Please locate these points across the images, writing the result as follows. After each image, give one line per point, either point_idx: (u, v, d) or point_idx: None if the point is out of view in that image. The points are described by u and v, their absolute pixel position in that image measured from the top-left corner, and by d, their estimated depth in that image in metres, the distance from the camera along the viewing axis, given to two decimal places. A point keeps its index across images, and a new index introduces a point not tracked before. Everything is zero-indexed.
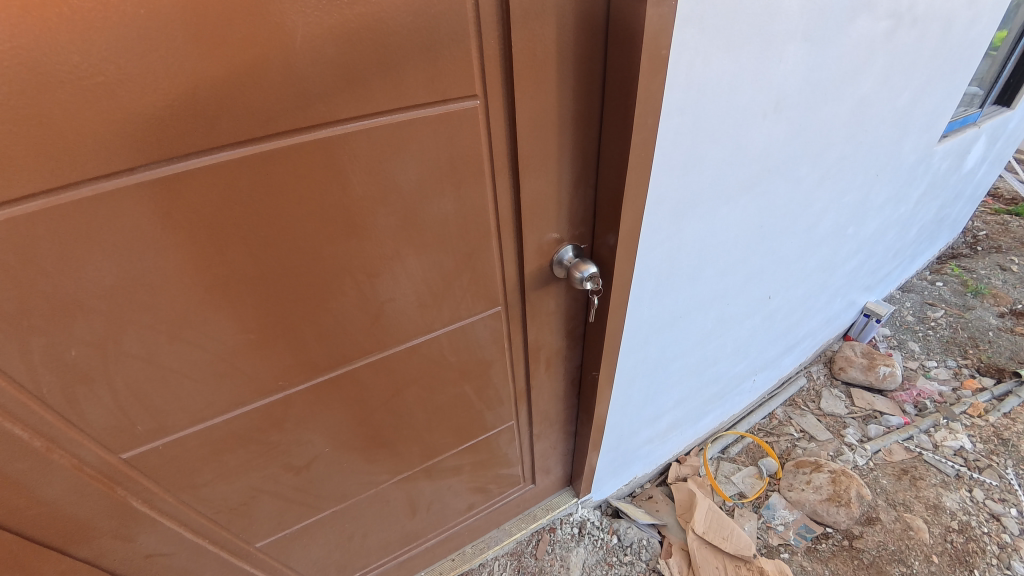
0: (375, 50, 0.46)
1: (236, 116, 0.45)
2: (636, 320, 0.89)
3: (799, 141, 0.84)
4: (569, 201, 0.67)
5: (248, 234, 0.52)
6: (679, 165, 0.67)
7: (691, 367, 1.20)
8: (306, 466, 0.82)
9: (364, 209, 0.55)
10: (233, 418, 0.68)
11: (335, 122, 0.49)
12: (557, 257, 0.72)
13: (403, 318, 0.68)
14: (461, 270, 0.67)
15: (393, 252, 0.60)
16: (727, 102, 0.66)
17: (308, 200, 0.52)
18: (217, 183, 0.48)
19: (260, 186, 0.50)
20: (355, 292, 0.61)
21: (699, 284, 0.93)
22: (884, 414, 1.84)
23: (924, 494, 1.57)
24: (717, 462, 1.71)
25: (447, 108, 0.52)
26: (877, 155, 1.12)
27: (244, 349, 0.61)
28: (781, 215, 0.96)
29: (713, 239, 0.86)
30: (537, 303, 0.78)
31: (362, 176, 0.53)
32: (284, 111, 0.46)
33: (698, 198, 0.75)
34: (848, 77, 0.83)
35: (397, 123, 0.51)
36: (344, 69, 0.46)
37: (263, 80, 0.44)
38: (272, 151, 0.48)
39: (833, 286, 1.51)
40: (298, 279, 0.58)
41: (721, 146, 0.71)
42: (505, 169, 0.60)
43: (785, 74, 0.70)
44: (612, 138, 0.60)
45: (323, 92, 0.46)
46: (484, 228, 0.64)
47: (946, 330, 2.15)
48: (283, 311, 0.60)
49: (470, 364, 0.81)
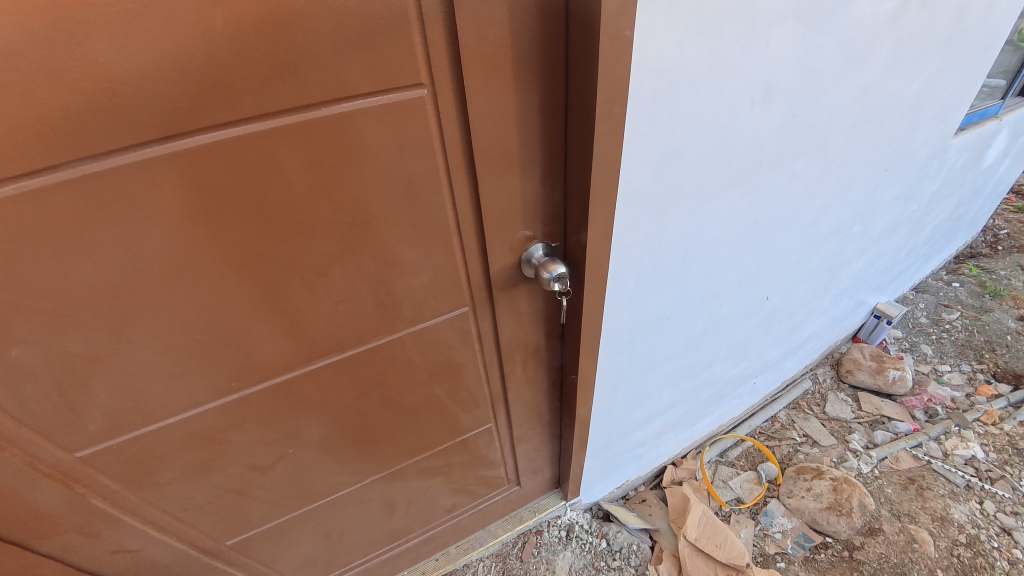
0: (307, 38, 0.42)
1: (160, 108, 0.42)
2: (617, 322, 0.85)
3: (794, 131, 0.79)
4: (535, 197, 0.63)
5: (186, 232, 0.50)
6: (654, 159, 0.63)
7: (683, 369, 1.15)
8: (272, 465, 0.80)
9: (310, 206, 0.52)
10: (192, 418, 0.66)
11: (271, 114, 0.46)
12: (526, 255, 0.69)
13: (364, 319, 0.65)
14: (423, 269, 0.64)
15: (345, 250, 0.57)
16: (708, 91, 0.61)
17: (249, 196, 0.50)
18: (146, 179, 0.45)
19: (194, 182, 0.47)
20: (307, 291, 0.59)
21: (686, 283, 0.89)
22: (893, 419, 1.77)
23: (931, 504, 1.51)
24: (715, 465, 1.67)
25: (394, 99, 0.49)
26: (884, 148, 1.06)
27: (193, 350, 0.59)
28: (777, 211, 0.91)
29: (699, 237, 0.81)
30: (508, 303, 0.75)
31: (306, 171, 0.50)
32: (213, 104, 0.43)
33: (679, 193, 0.71)
34: (849, 63, 0.77)
35: (339, 116, 0.48)
36: (273, 58, 0.42)
37: (186, 70, 0.41)
38: (205, 145, 0.45)
39: (839, 285, 1.45)
40: (245, 279, 0.55)
41: (704, 138, 0.66)
42: (462, 164, 0.56)
43: (775, 60, 0.65)
44: (577, 131, 0.56)
45: (253, 83, 0.43)
46: (445, 226, 0.61)
47: (961, 333, 2.06)
48: (232, 311, 0.57)
49: (439, 365, 0.79)
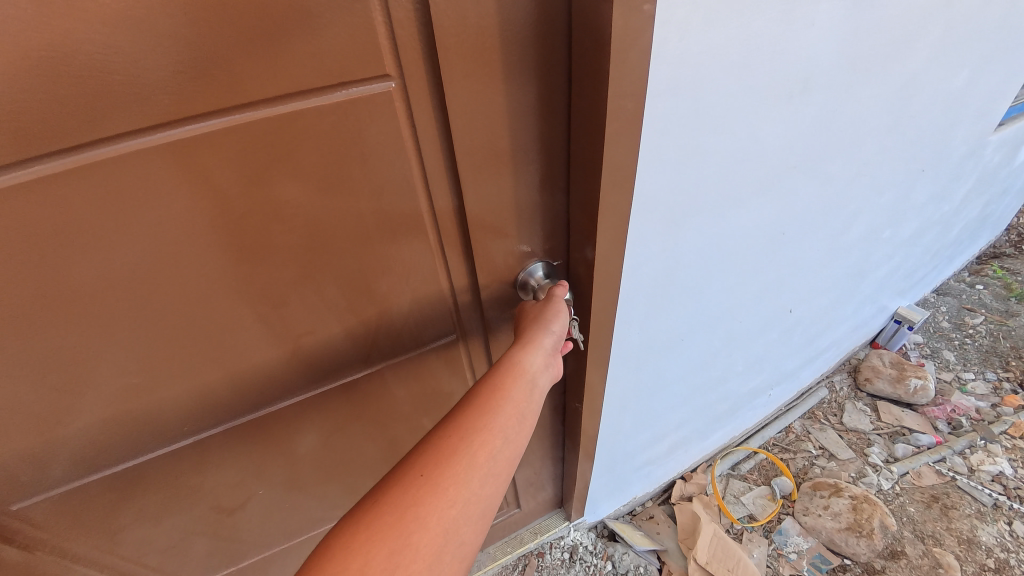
0: (238, 18, 0.34)
1: (55, 109, 0.34)
2: (626, 343, 0.76)
3: (831, 129, 0.69)
4: (531, 210, 0.55)
5: (110, 260, 0.41)
6: (673, 163, 0.54)
7: (696, 386, 1.06)
8: (242, 502, 0.72)
9: (261, 222, 0.44)
10: (143, 462, 0.58)
11: (200, 117, 0.37)
12: (525, 273, 0.60)
13: (336, 344, 0.57)
14: (400, 292, 0.56)
15: (305, 278, 0.50)
16: (739, 81, 0.51)
17: (184, 214, 0.41)
18: (49, 199, 0.37)
19: (113, 200, 0.39)
20: (260, 325, 0.51)
21: (703, 299, 0.80)
22: (914, 431, 1.68)
23: (956, 525, 1.42)
24: (727, 479, 1.58)
25: (354, 94, 0.41)
26: (923, 146, 0.95)
27: (133, 396, 0.51)
28: (806, 218, 0.81)
29: (720, 250, 0.72)
30: (502, 327, 0.66)
31: (248, 189, 0.42)
32: (125, 105, 0.35)
33: (700, 202, 0.61)
34: (896, 50, 0.67)
35: (286, 117, 0.40)
36: (196, 45, 0.34)
37: (86, 62, 0.33)
38: (119, 158, 0.37)
39: (863, 291, 1.35)
40: (185, 315, 0.47)
41: (732, 137, 0.56)
42: (442, 165, 0.48)
43: (817, 45, 0.55)
44: (579, 131, 0.47)
45: (173, 77, 0.35)
46: (425, 239, 0.53)
47: (985, 339, 1.96)
48: (178, 347, 0.49)
49: (423, 395, 0.71)
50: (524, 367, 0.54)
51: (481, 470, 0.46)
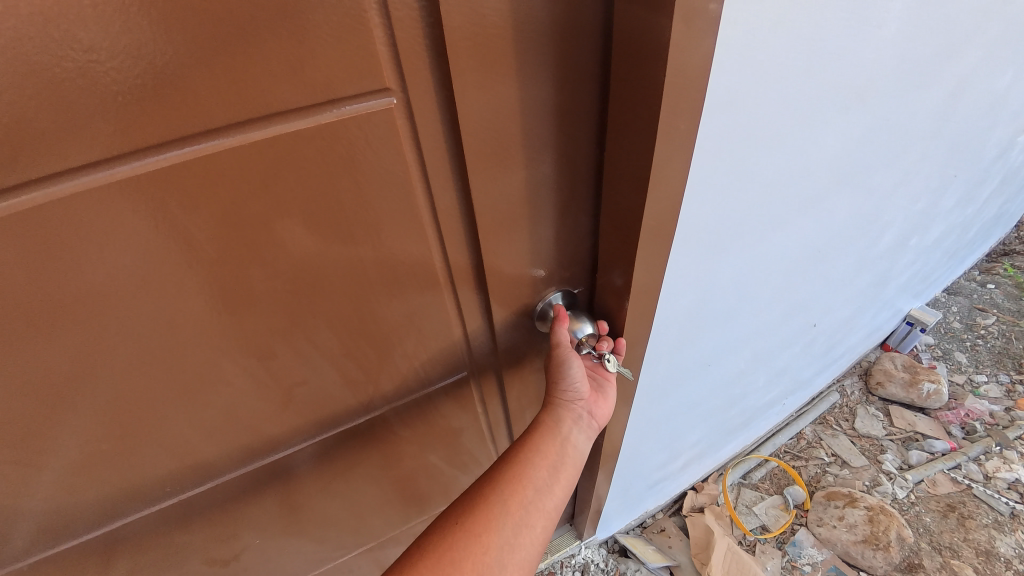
0: (219, 37, 0.32)
1: (20, 128, 0.31)
2: (654, 371, 0.70)
3: (878, 142, 0.62)
4: (544, 231, 0.52)
5: (92, 288, 0.39)
6: (720, 187, 0.47)
7: (716, 405, 1.01)
8: (231, 541, 0.66)
9: (258, 246, 0.42)
10: (126, 524, 0.55)
11: (183, 145, 0.35)
12: (544, 303, 0.57)
13: (337, 370, 0.54)
14: (400, 331, 0.55)
15: (295, 324, 0.49)
16: (798, 95, 0.45)
17: (171, 237, 0.39)
18: (24, 238, 0.35)
19: (92, 238, 0.37)
20: (245, 376, 0.50)
21: (733, 323, 0.74)
22: (927, 437, 1.64)
23: (974, 536, 1.39)
24: (738, 489, 1.53)
25: (350, 111, 0.38)
26: (959, 152, 0.89)
27: (113, 458, 0.49)
28: (841, 234, 0.75)
29: (756, 273, 0.66)
30: (518, 355, 0.63)
31: (232, 235, 0.41)
32: (102, 137, 0.33)
33: (743, 227, 0.55)
34: (952, 53, 0.60)
35: (272, 142, 0.38)
36: (175, 69, 0.32)
37: (59, 92, 0.31)
38: (95, 199, 0.35)
39: (883, 299, 1.30)
40: (169, 362, 0.45)
41: (782, 156, 0.50)
42: (448, 172, 0.44)
43: (879, 52, 0.49)
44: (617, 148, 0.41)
45: (152, 107, 0.33)
46: (429, 257, 0.49)
47: (997, 340, 1.92)
48: (169, 376, 0.46)
49: (428, 432, 0.69)
50: (552, 426, 0.59)
51: (514, 519, 0.52)
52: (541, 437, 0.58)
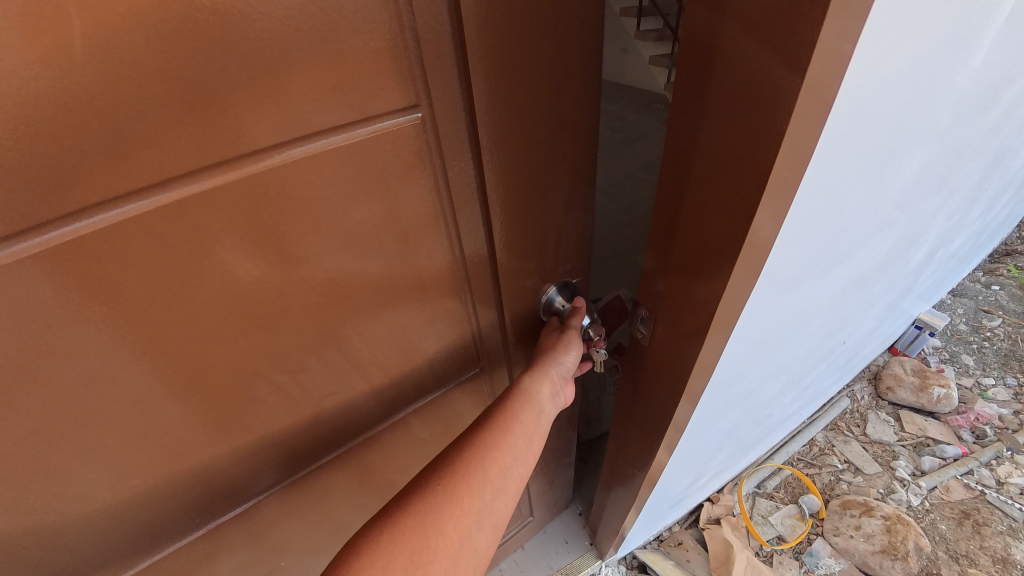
0: (283, 69, 0.37)
1: (99, 151, 0.33)
2: (707, 406, 0.68)
3: (940, 169, 0.61)
4: (541, 219, 0.61)
5: (148, 301, 0.41)
6: (806, 228, 0.45)
7: (749, 425, 0.99)
8: (261, 546, 0.67)
9: (298, 249, 0.46)
10: (160, 533, 0.55)
11: (237, 164, 0.39)
12: (548, 297, 0.70)
13: (361, 360, 0.59)
14: (416, 318, 0.61)
15: (325, 323, 0.53)
16: (888, 133, 0.43)
17: (223, 249, 0.42)
18: (87, 255, 0.36)
19: (151, 254, 0.39)
20: (275, 391, 0.54)
21: (782, 352, 0.72)
22: (939, 442, 1.64)
23: (989, 544, 1.39)
24: (753, 498, 1.52)
25: (383, 124, 0.44)
26: (993, 170, 0.89)
27: (155, 462, 0.49)
28: (888, 258, 0.74)
29: (813, 304, 0.64)
30: (515, 333, 0.72)
31: (275, 242, 0.45)
32: (168, 159, 0.36)
33: (816, 264, 0.53)
34: (1014, 79, 0.59)
35: (316, 157, 0.42)
36: (244, 98, 0.36)
37: (136, 121, 0.34)
38: (155, 214, 0.38)
39: (903, 309, 1.29)
40: (211, 369, 0.48)
41: (861, 193, 0.48)
42: (465, 163, 0.51)
43: (961, 86, 0.47)
44: (715, 186, 0.40)
45: (217, 132, 0.37)
46: (444, 239, 0.56)
47: (1004, 342, 1.92)
48: (211, 385, 0.48)
49: (436, 417, 0.75)
50: (529, 393, 0.62)
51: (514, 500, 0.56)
52: (517, 403, 0.61)
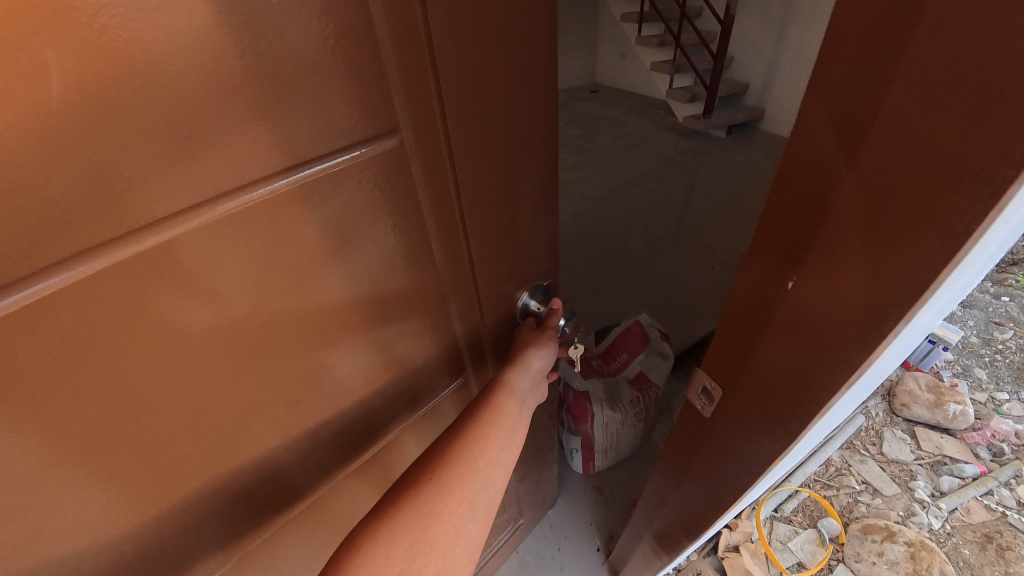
0: (259, 95, 0.33)
1: (52, 201, 0.29)
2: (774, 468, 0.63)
3: None
4: (517, 226, 0.60)
5: (115, 364, 0.35)
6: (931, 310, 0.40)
7: (787, 463, 0.95)
8: None
9: (281, 287, 0.42)
10: None
11: (212, 204, 0.35)
12: (523, 303, 0.68)
13: (355, 378, 0.54)
14: (405, 340, 0.57)
15: (313, 359, 0.49)
16: None
17: (198, 296, 0.37)
18: (43, 325, 0.31)
19: (116, 312, 0.34)
20: (273, 431, 0.50)
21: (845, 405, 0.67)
22: (956, 460, 1.60)
23: (1014, 569, 1.36)
24: (771, 522, 1.47)
25: (366, 149, 0.41)
26: None
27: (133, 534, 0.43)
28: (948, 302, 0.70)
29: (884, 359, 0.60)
30: (497, 341, 0.69)
31: (257, 282, 0.40)
32: (133, 203, 0.31)
33: None
34: None
35: (298, 186, 0.39)
36: (218, 129, 0.33)
37: (95, 162, 0.29)
38: (120, 267, 0.33)
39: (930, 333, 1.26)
40: (191, 427, 0.42)
41: None
42: (454, 160, 0.47)
43: None
44: (849, 275, 0.36)
45: (188, 167, 0.33)
46: (437, 244, 0.53)
47: (1016, 355, 1.90)
48: (196, 438, 0.43)
49: (424, 439, 0.71)
50: (506, 381, 0.60)
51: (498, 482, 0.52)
52: (493, 391, 0.59)
